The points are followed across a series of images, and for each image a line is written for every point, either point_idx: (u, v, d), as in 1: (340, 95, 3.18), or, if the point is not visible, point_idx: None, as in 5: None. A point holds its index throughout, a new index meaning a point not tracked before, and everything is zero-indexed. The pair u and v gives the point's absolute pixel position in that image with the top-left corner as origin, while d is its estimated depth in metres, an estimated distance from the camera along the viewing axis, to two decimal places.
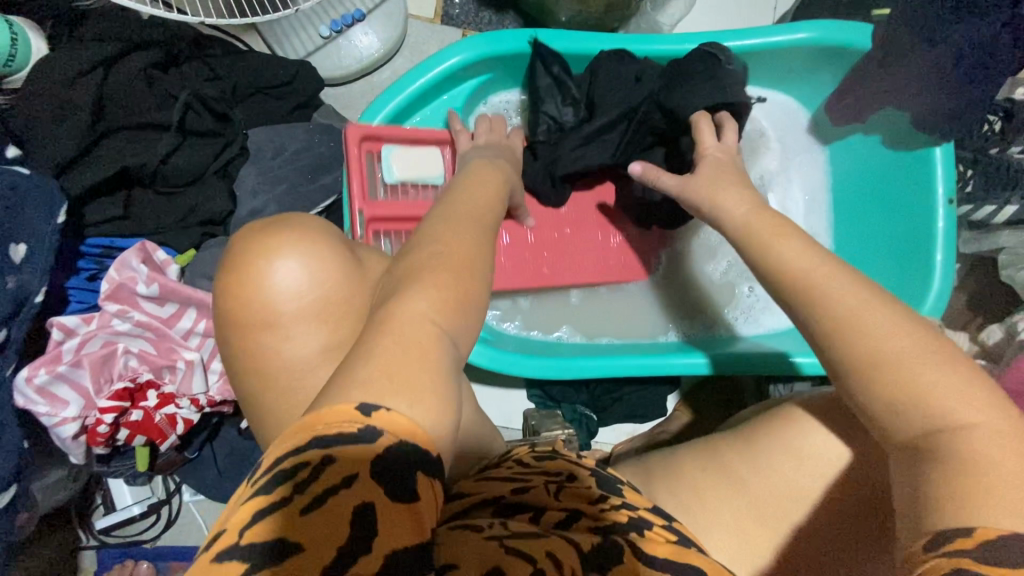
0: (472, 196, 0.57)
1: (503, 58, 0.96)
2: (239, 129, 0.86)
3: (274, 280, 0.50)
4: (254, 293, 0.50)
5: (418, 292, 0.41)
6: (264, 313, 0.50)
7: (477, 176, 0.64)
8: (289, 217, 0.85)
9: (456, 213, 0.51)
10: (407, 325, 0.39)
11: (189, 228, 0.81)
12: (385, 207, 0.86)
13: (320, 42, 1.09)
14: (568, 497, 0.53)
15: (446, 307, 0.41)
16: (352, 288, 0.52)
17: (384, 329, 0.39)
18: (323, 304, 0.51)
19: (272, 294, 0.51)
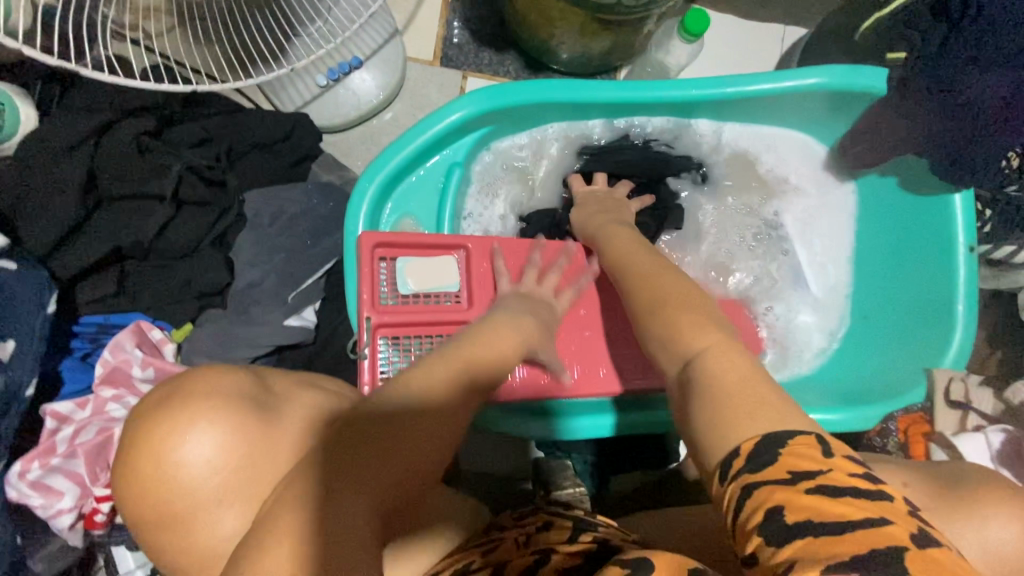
0: (472, 339, 0.63)
1: (508, 109, 0.93)
2: (236, 194, 0.84)
3: (184, 456, 0.55)
4: (168, 471, 0.55)
5: (344, 480, 0.48)
6: (174, 488, 0.55)
7: (489, 317, 0.69)
8: (287, 287, 0.82)
9: (438, 370, 0.58)
10: (347, 517, 0.46)
11: (186, 301, 0.79)
12: (394, 312, 0.80)
13: (317, 91, 1.07)
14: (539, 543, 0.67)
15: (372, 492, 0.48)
16: (260, 451, 0.57)
17: (318, 517, 0.46)
18: (233, 473, 0.56)
19: (179, 478, 0.55)
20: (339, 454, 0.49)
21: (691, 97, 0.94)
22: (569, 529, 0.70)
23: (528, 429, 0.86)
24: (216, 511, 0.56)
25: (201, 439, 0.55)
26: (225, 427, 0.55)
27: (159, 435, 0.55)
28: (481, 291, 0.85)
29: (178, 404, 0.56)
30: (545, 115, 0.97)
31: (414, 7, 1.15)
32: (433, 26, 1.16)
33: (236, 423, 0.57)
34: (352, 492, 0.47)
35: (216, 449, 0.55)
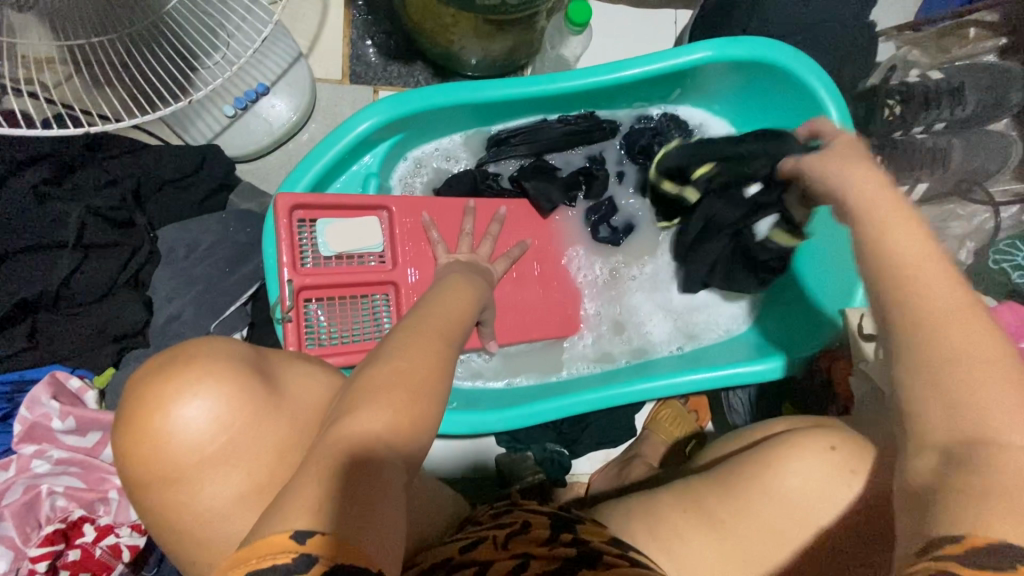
0: (412, 341, 0.66)
1: (416, 116, 0.95)
2: (147, 232, 0.82)
3: (188, 419, 0.55)
4: (173, 434, 0.54)
5: (371, 407, 0.58)
6: (176, 467, 0.55)
7: (447, 295, 0.80)
8: (208, 317, 0.81)
9: (422, 336, 0.68)
10: (359, 436, 0.57)
11: (103, 346, 0.77)
12: (316, 274, 0.85)
13: (226, 121, 1.07)
14: (517, 544, 0.67)
15: (393, 421, 0.58)
16: (258, 414, 0.58)
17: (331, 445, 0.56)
18: (237, 445, 0.57)
19: (184, 438, 0.55)
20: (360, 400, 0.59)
21: (593, 85, 0.98)
22: (548, 529, 0.70)
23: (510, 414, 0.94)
24: (223, 473, 0.56)
25: (213, 401, 0.56)
26: (231, 387, 0.57)
27: (167, 395, 0.55)
28: (405, 253, 0.92)
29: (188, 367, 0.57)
30: (456, 118, 1.00)
31: (316, 29, 1.16)
32: (338, 46, 1.17)
33: (252, 390, 0.59)
34: (356, 418, 0.58)
35: (229, 408, 0.56)
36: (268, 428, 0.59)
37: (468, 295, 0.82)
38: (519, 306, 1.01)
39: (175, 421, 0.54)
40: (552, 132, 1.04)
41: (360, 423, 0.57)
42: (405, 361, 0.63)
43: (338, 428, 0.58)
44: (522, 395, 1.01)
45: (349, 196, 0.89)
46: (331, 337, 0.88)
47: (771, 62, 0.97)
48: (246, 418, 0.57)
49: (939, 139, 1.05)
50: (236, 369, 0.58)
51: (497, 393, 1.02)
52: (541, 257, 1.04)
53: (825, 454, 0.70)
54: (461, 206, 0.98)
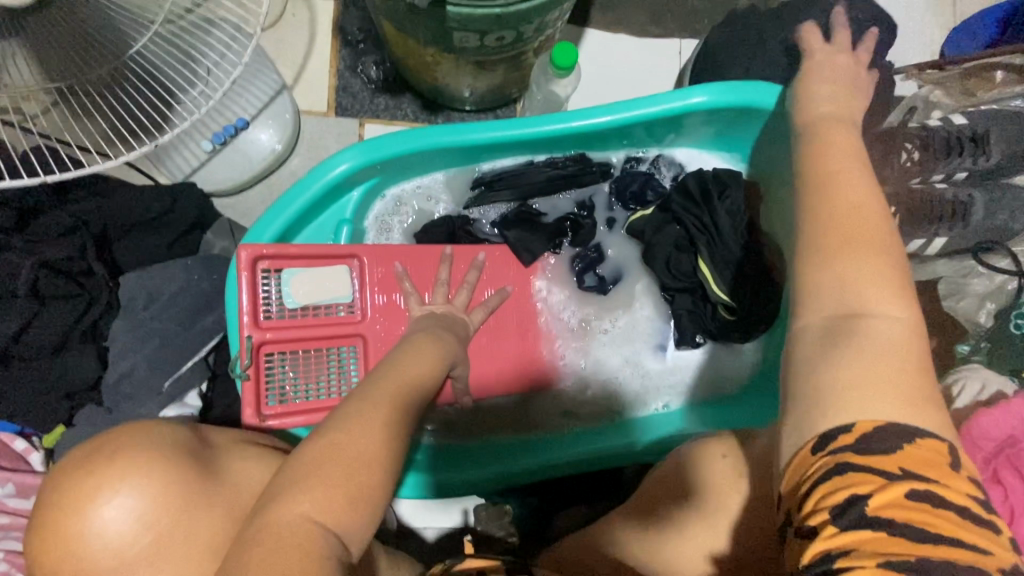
0: (358, 416, 0.61)
1: (393, 161, 0.91)
2: (106, 281, 0.80)
3: (106, 517, 0.51)
4: (91, 533, 0.51)
5: (305, 496, 0.54)
6: (93, 569, 0.51)
7: (410, 352, 0.74)
8: (162, 374, 0.78)
9: (374, 405, 0.63)
10: (290, 522, 0.52)
11: (54, 402, 0.75)
12: (277, 328, 0.83)
13: (205, 156, 1.05)
14: None
15: (331, 507, 0.54)
16: (185, 510, 0.55)
17: (261, 534, 0.52)
18: (159, 546, 0.53)
19: (100, 537, 0.51)
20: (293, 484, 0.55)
21: (580, 129, 0.93)
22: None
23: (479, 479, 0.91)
24: (144, 574, 0.53)
25: (136, 496, 0.52)
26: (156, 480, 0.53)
27: (86, 487, 0.51)
28: (375, 303, 0.89)
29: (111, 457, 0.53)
30: (437, 161, 0.96)
31: (302, 60, 1.13)
32: (325, 76, 1.14)
33: (180, 482, 0.55)
34: (289, 505, 0.53)
35: (151, 504, 0.53)
36: (198, 523, 0.55)
37: (436, 350, 0.77)
38: (496, 358, 0.96)
39: (92, 519, 0.51)
40: (539, 175, 0.99)
41: (291, 509, 0.53)
42: (342, 438, 0.58)
43: (269, 513, 0.53)
44: (496, 456, 0.97)
45: (316, 245, 0.85)
46: (294, 393, 0.84)
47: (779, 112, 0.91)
48: (171, 514, 0.54)
49: (959, 191, 0.98)
50: (169, 456, 0.55)
51: (471, 452, 0.98)
52: (523, 307, 0.99)
53: (720, 462, 0.72)
54: (437, 253, 0.93)
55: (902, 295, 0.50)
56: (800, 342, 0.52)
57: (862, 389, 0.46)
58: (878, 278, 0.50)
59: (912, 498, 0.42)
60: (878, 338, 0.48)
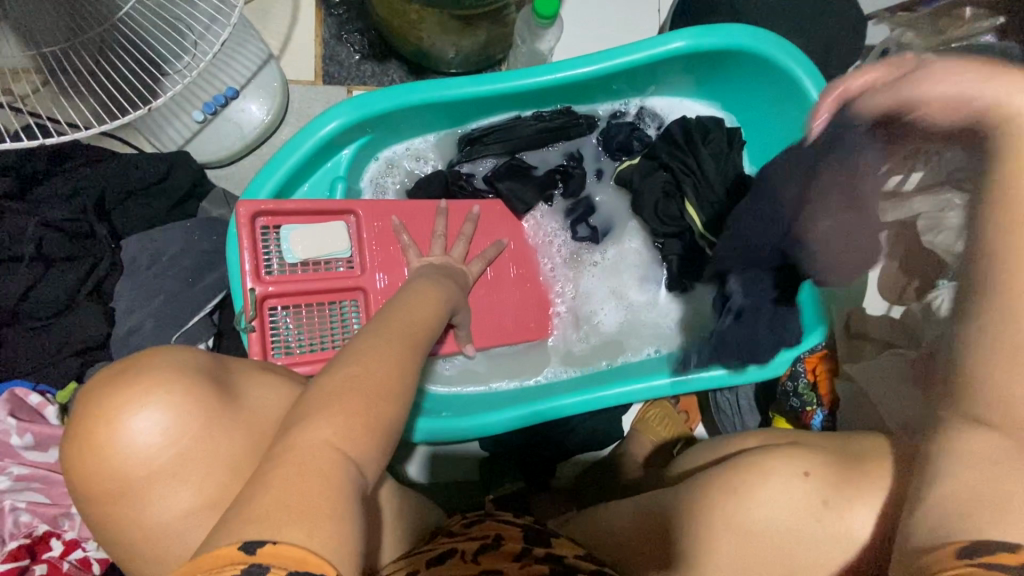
0: (371, 350, 0.63)
1: (383, 116, 0.93)
2: (108, 243, 0.82)
3: (129, 435, 0.53)
4: (114, 452, 0.52)
5: (326, 415, 0.56)
6: (121, 486, 0.53)
7: (410, 295, 0.77)
8: (169, 329, 0.80)
9: (385, 335, 0.66)
10: (310, 442, 0.53)
11: (64, 359, 0.77)
12: (280, 282, 0.84)
13: (196, 127, 1.06)
14: (486, 558, 0.64)
15: (350, 431, 0.55)
16: (206, 427, 0.56)
17: (284, 456, 0.52)
18: (182, 462, 0.55)
19: (134, 451, 0.53)
20: (313, 405, 0.57)
21: (565, 79, 0.95)
22: (520, 540, 0.70)
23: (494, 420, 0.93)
24: (172, 488, 0.54)
25: (159, 413, 0.54)
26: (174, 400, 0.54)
27: (115, 404, 0.52)
28: (373, 257, 0.91)
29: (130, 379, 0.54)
30: (427, 118, 0.98)
31: (287, 30, 1.14)
32: (310, 46, 1.15)
33: (200, 402, 0.56)
34: (305, 429, 0.55)
35: (181, 421, 0.55)
36: (222, 441, 0.57)
37: (438, 295, 0.79)
38: (493, 308, 0.99)
39: (116, 435, 0.52)
40: (527, 129, 1.01)
41: (310, 434, 0.54)
42: (356, 365, 0.60)
43: (289, 437, 0.54)
44: (507, 399, 0.99)
45: (313, 201, 0.87)
46: (299, 345, 0.87)
47: (768, 55, 0.93)
48: (193, 430, 0.55)
49: None
50: (185, 378, 0.56)
51: (475, 397, 1.00)
52: (518, 259, 1.01)
53: (797, 483, 0.61)
54: (432, 208, 0.95)
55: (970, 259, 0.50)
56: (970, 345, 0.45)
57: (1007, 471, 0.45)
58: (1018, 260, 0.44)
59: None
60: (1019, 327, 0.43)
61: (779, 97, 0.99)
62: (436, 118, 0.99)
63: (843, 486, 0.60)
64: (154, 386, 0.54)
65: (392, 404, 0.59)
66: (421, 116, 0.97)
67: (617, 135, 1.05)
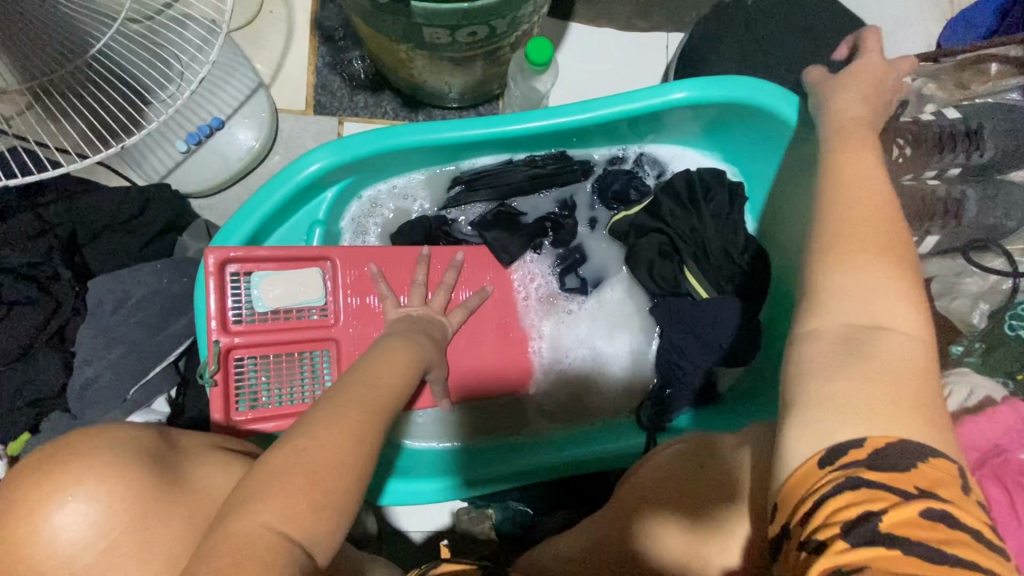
0: (330, 422, 0.59)
1: (365, 161, 0.89)
2: (71, 286, 0.79)
3: (51, 530, 0.51)
4: (36, 545, 0.50)
5: (270, 502, 0.53)
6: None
7: (379, 354, 0.72)
8: (128, 381, 0.76)
9: (344, 400, 0.62)
10: (250, 532, 0.50)
11: (19, 409, 0.74)
12: (247, 332, 0.81)
13: (180, 156, 1.03)
14: None
15: (297, 515, 0.52)
16: (133, 519, 0.53)
17: (217, 550, 0.50)
18: (111, 557, 0.52)
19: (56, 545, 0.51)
20: (258, 491, 0.53)
21: (559, 126, 0.90)
22: None
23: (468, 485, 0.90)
24: None
25: (86, 503, 0.51)
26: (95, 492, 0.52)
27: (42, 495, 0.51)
28: (348, 306, 0.87)
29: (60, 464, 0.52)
30: (413, 161, 0.94)
31: (280, 57, 1.11)
32: (303, 73, 1.12)
33: (130, 490, 0.53)
34: (241, 517, 0.52)
35: (106, 514, 0.52)
36: (157, 532, 0.55)
37: (412, 355, 0.75)
38: (473, 361, 0.93)
39: (40, 529, 0.50)
40: (517, 174, 0.97)
41: (247, 520, 0.52)
42: (304, 443, 0.56)
43: (226, 527, 0.51)
44: (483, 458, 0.96)
45: (285, 247, 0.83)
46: (266, 396, 0.83)
47: (770, 109, 0.88)
48: (122, 523, 0.53)
49: (951, 188, 0.96)
50: (117, 465, 0.54)
51: (448, 453, 0.96)
52: (503, 310, 0.96)
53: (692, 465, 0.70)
54: (414, 254, 0.91)
55: (919, 311, 0.47)
56: (809, 346, 0.47)
57: (887, 403, 0.42)
58: (882, 287, 0.47)
59: (926, 517, 0.38)
60: (899, 356, 0.45)
61: (769, 141, 0.94)
62: (425, 162, 0.95)
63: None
64: (78, 477, 0.52)
65: (341, 494, 0.55)
66: (409, 160, 0.93)
67: (614, 184, 1.00)
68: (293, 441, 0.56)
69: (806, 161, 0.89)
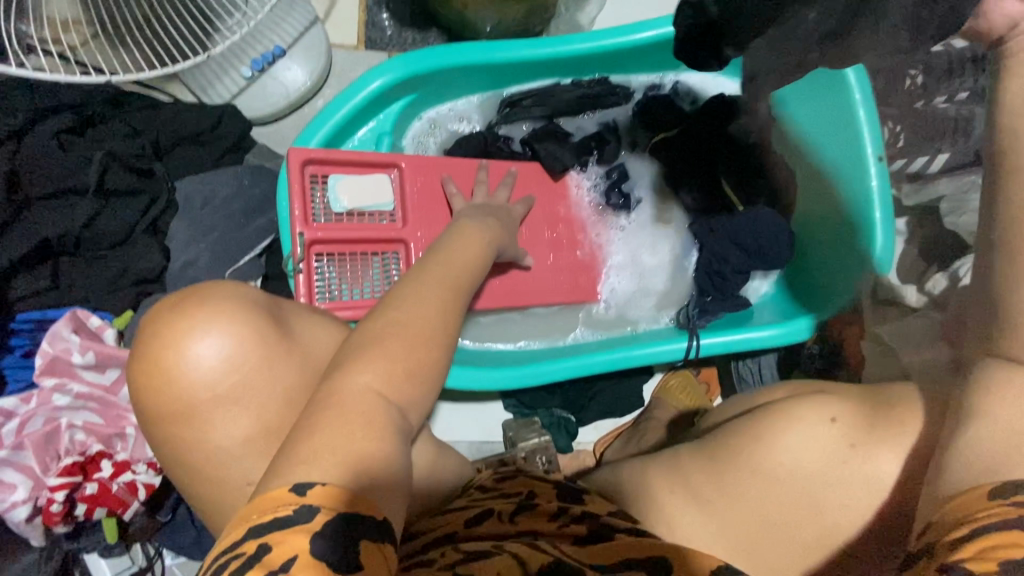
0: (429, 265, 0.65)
1: (430, 76, 0.96)
2: (164, 182, 0.85)
3: (194, 365, 0.51)
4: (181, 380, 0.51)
5: (374, 364, 0.51)
6: (186, 409, 0.52)
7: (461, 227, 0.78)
8: (224, 263, 0.83)
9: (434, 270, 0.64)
10: (356, 390, 0.49)
11: (122, 288, 0.81)
12: (327, 229, 0.86)
13: (244, 83, 1.09)
14: (527, 518, 0.62)
15: (394, 379, 0.51)
16: (265, 364, 0.54)
17: (328, 401, 0.48)
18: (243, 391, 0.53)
19: (193, 375, 0.52)
20: (371, 337, 0.54)
21: (605, 47, 0.98)
22: (555, 500, 0.66)
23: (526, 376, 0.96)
24: (232, 415, 0.53)
25: (222, 344, 0.52)
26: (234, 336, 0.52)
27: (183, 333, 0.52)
28: (415, 210, 0.93)
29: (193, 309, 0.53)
30: (470, 81, 1.01)
31: None
32: (354, 12, 1.18)
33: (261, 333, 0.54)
34: (354, 373, 0.50)
35: (241, 355, 0.53)
36: (280, 378, 0.55)
37: (491, 230, 0.80)
38: (525, 266, 1.00)
39: (183, 363, 0.51)
40: (566, 95, 1.04)
41: (355, 377, 0.50)
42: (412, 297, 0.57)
43: (335, 382, 0.50)
44: (537, 355, 1.02)
45: (360, 152, 0.89)
46: (342, 292, 0.89)
47: None
48: (255, 366, 0.53)
49: (960, 108, 1.04)
50: (249, 316, 0.54)
51: (504, 353, 1.03)
52: (552, 222, 1.04)
53: (823, 427, 0.62)
54: (473, 166, 0.98)
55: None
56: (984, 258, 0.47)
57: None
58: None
59: None
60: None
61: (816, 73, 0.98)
62: (483, 81, 1.02)
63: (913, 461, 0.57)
64: (215, 320, 0.52)
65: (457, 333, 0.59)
66: (468, 79, 1.00)
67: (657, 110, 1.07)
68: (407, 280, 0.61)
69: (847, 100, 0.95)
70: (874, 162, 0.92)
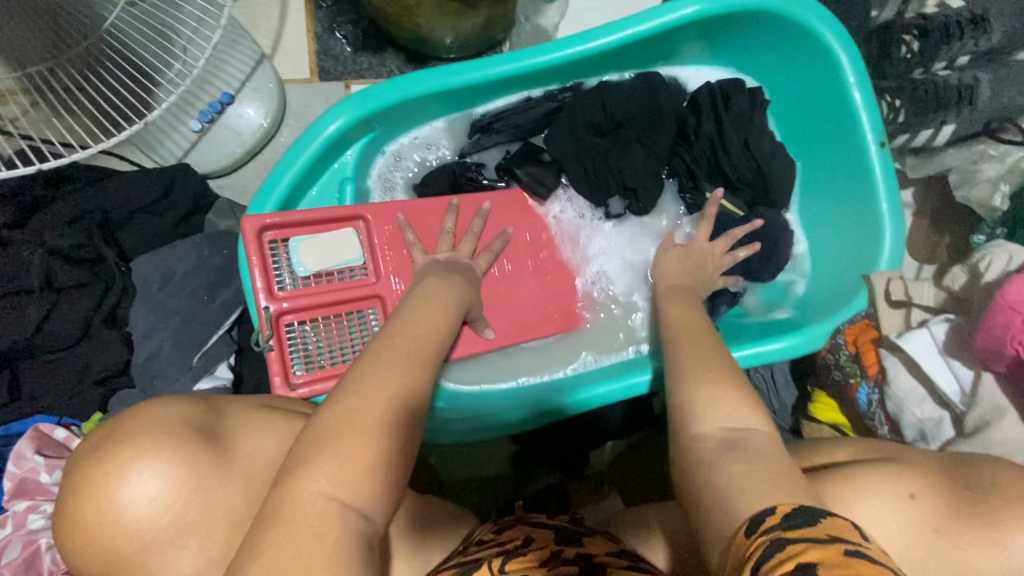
0: (395, 327, 0.56)
1: (388, 110, 0.88)
2: (117, 266, 0.81)
3: (119, 510, 0.46)
4: (104, 527, 0.45)
5: (323, 467, 0.43)
6: (121, 556, 0.46)
7: (433, 279, 0.71)
8: (190, 350, 0.78)
9: (397, 337, 0.54)
10: (305, 503, 0.41)
11: (89, 388, 0.77)
12: (294, 296, 0.81)
13: (194, 137, 1.02)
14: (517, 563, 0.57)
15: (353, 480, 0.43)
16: (197, 487, 0.48)
17: (276, 516, 0.41)
18: (183, 523, 0.47)
19: (117, 524, 0.46)
20: (316, 440, 0.44)
21: (577, 55, 0.90)
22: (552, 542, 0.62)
23: (521, 420, 0.88)
24: (175, 550, 0.47)
25: (140, 481, 0.46)
26: (150, 470, 0.46)
27: (97, 477, 0.45)
28: (386, 261, 0.86)
29: (104, 451, 0.47)
30: (433, 108, 0.94)
31: (278, 27, 1.10)
32: (303, 42, 1.10)
33: (180, 456, 0.48)
34: (302, 480, 0.42)
35: (168, 485, 0.47)
36: (217, 496, 0.49)
37: (458, 285, 0.72)
38: (512, 301, 0.94)
39: (106, 511, 0.45)
40: (534, 112, 0.97)
41: (305, 486, 0.42)
42: (371, 378, 0.48)
43: (281, 491, 0.42)
44: (531, 391, 0.94)
45: (318, 210, 0.83)
46: (323, 357, 0.83)
47: (805, 24, 0.88)
48: (186, 491, 0.48)
49: (963, 74, 0.97)
50: (158, 439, 0.48)
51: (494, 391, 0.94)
52: (535, 248, 0.98)
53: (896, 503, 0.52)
54: (442, 205, 0.90)
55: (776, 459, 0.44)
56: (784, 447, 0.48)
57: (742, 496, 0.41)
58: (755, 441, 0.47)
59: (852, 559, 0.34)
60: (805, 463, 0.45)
61: (806, 56, 0.93)
62: (450, 105, 0.94)
63: (959, 504, 0.50)
64: (124, 455, 0.46)
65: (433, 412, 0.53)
66: (431, 106, 0.93)
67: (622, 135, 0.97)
68: (362, 357, 0.51)
69: (841, 82, 0.90)
70: (876, 150, 0.89)
